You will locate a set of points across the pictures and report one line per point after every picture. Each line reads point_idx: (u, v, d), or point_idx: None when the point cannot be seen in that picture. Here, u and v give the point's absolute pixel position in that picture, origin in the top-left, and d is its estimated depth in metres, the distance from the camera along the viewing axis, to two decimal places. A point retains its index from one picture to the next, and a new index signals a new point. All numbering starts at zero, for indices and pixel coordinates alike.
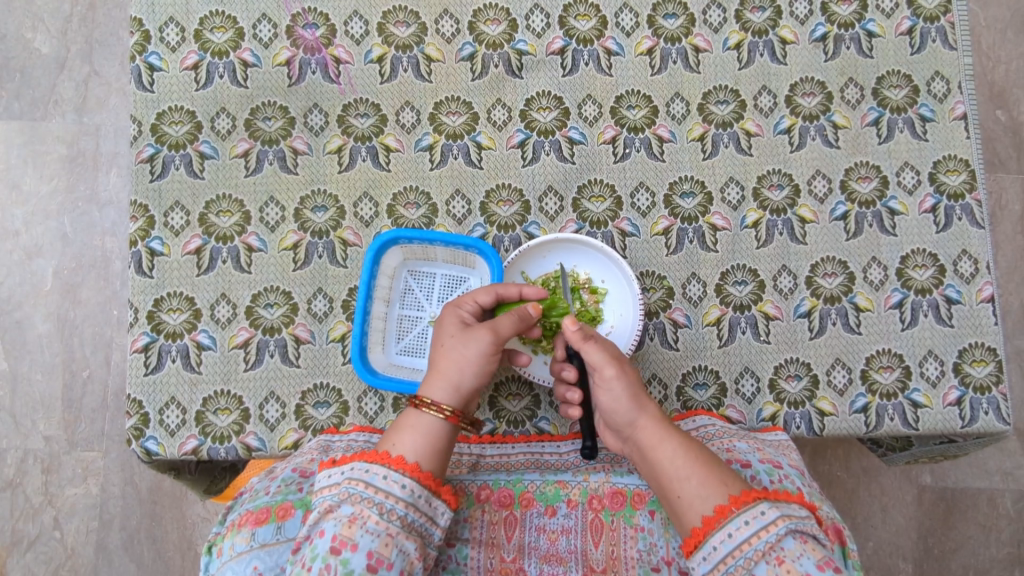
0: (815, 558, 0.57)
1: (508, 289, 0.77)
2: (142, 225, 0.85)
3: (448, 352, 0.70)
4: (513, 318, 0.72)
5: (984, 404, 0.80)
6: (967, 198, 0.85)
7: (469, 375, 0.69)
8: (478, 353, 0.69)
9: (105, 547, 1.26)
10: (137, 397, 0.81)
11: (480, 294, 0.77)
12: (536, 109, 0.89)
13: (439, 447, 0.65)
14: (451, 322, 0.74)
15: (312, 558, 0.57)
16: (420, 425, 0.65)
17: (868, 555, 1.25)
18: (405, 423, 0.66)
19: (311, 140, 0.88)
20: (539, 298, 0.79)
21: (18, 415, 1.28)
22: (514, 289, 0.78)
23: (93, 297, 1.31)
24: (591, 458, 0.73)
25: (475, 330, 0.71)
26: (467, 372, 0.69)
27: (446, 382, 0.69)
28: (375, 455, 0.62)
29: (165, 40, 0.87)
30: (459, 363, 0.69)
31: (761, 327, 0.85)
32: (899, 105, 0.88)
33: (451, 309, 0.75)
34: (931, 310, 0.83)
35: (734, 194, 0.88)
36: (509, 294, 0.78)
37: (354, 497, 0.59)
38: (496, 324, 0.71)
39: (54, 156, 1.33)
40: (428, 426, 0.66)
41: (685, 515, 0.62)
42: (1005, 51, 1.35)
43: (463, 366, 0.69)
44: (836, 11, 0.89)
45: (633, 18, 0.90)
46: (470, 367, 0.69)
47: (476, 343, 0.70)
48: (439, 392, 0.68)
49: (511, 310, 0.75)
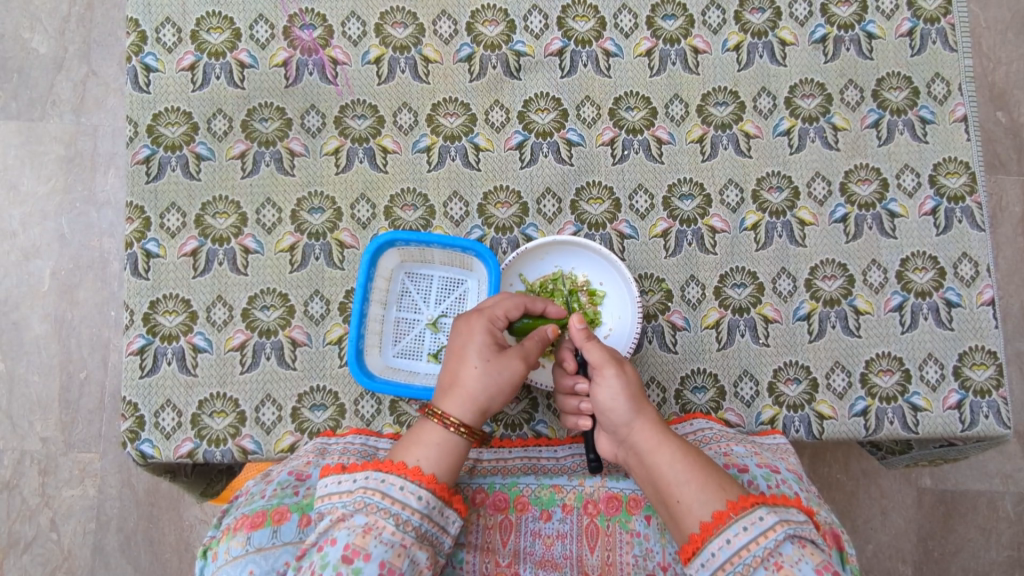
0: (813, 563, 0.56)
1: (534, 303, 0.77)
2: (137, 227, 0.84)
3: (481, 374, 0.69)
4: (539, 341, 0.74)
5: (984, 408, 0.80)
6: (966, 201, 0.84)
7: (497, 402, 0.69)
8: (512, 382, 0.70)
9: (102, 550, 1.26)
10: (133, 399, 0.81)
11: (511, 309, 0.75)
12: (533, 110, 0.89)
13: (457, 464, 0.65)
14: (484, 338, 0.71)
15: (322, 565, 0.56)
16: (442, 442, 0.65)
17: (867, 558, 1.24)
18: (424, 439, 0.65)
19: (308, 142, 0.88)
20: (558, 318, 0.79)
21: (15, 416, 1.28)
22: (540, 305, 0.78)
23: (91, 298, 1.30)
24: (597, 472, 0.73)
25: (510, 356, 0.70)
26: (496, 398, 0.69)
27: (475, 405, 0.68)
28: (392, 465, 0.62)
29: (161, 41, 0.87)
30: (491, 388, 0.69)
31: (760, 331, 0.84)
32: (899, 107, 0.88)
33: (483, 322, 0.72)
34: (930, 314, 0.83)
35: (733, 197, 0.87)
36: (534, 309, 0.77)
37: (370, 506, 0.59)
38: (527, 351, 0.72)
39: (52, 156, 1.32)
40: (450, 445, 0.65)
41: (683, 520, 0.61)
42: (1006, 52, 1.34)
43: (493, 392, 0.69)
44: (836, 13, 0.89)
45: (632, 19, 0.90)
46: (500, 395, 0.69)
47: (511, 372, 0.70)
48: (468, 415, 0.67)
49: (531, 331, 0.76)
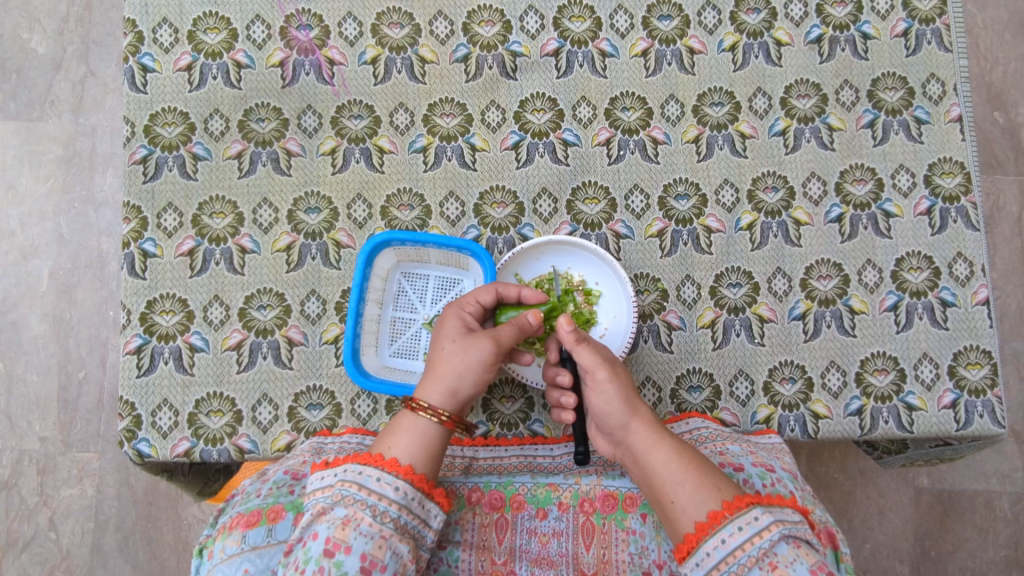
0: (808, 563, 0.56)
1: (507, 288, 0.78)
2: (134, 227, 0.85)
3: (449, 355, 0.69)
4: (515, 328, 0.72)
5: (978, 407, 0.80)
6: (961, 201, 0.85)
7: (468, 381, 0.69)
8: (480, 359, 0.69)
9: (100, 549, 1.26)
10: (130, 399, 0.81)
11: (482, 295, 0.77)
12: (530, 110, 0.89)
13: (433, 451, 0.65)
14: (453, 323, 0.73)
15: (305, 560, 0.56)
16: (414, 429, 0.65)
17: (865, 557, 1.25)
18: (399, 426, 0.65)
19: (304, 142, 0.88)
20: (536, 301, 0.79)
21: (13, 416, 1.28)
22: (514, 290, 0.78)
23: (89, 298, 1.31)
24: (581, 464, 0.74)
25: (478, 335, 0.70)
26: (466, 377, 0.69)
27: (443, 386, 0.68)
28: (369, 457, 0.62)
29: (158, 42, 0.87)
30: (457, 367, 0.69)
31: (755, 330, 0.85)
32: (894, 107, 0.88)
33: (453, 310, 0.75)
34: (925, 313, 0.83)
35: (729, 197, 0.88)
36: (509, 295, 0.78)
37: (348, 499, 0.59)
38: (499, 333, 0.71)
39: (50, 157, 1.32)
40: (423, 431, 0.65)
41: (678, 520, 0.61)
42: (1003, 53, 1.34)
43: (461, 372, 0.69)
44: (831, 13, 0.89)
45: (628, 20, 0.90)
46: (470, 374, 0.69)
47: (477, 350, 0.69)
48: (435, 395, 0.67)
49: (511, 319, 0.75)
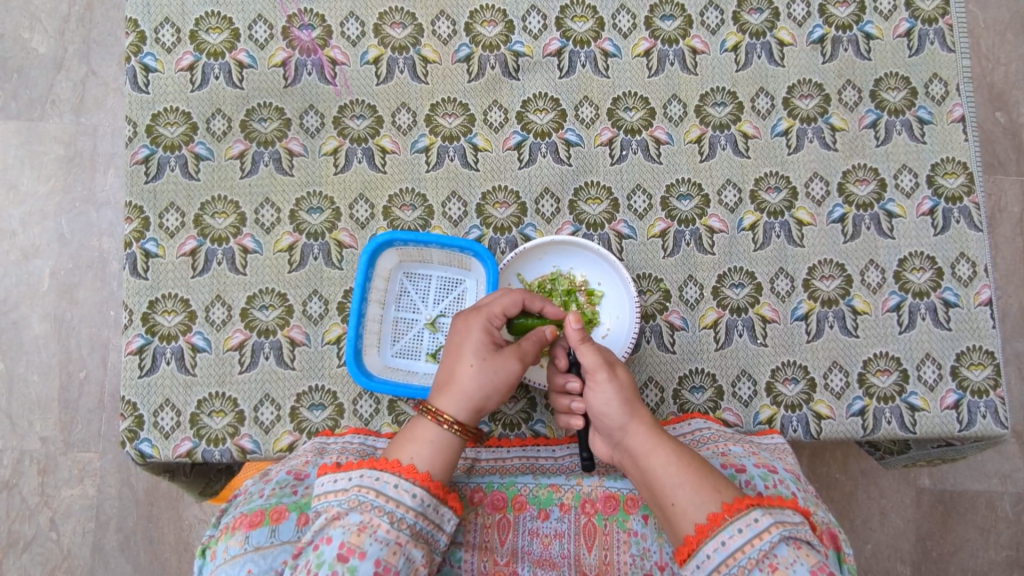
0: (808, 564, 0.56)
1: (533, 300, 0.76)
2: (137, 226, 0.85)
3: (478, 374, 0.69)
4: (536, 342, 0.74)
5: (981, 408, 0.80)
6: (964, 202, 0.85)
7: (493, 400, 0.70)
8: (508, 381, 0.70)
9: (101, 549, 1.26)
10: (133, 399, 0.81)
11: (510, 305, 0.74)
12: (532, 111, 0.89)
13: (452, 461, 0.65)
14: (479, 337, 0.71)
15: (318, 564, 0.56)
16: (436, 440, 0.65)
17: (866, 558, 1.25)
18: (418, 436, 0.65)
19: (307, 142, 0.88)
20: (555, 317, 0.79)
21: (14, 416, 1.28)
22: (538, 303, 0.76)
23: (90, 298, 1.31)
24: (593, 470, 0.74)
25: (506, 356, 0.70)
26: (492, 397, 0.69)
27: (472, 404, 0.68)
28: (386, 464, 0.62)
29: (160, 41, 0.87)
30: (487, 388, 0.69)
31: (758, 331, 0.85)
32: (897, 108, 0.88)
33: (480, 322, 0.72)
34: (928, 313, 0.83)
35: (731, 197, 0.88)
36: (532, 306, 0.76)
37: (364, 505, 0.59)
38: (523, 350, 0.72)
39: (51, 157, 1.32)
40: (443, 441, 0.65)
41: (678, 523, 0.61)
42: (1005, 53, 1.34)
43: (490, 393, 0.69)
44: (834, 13, 0.89)
45: (630, 20, 0.90)
46: (497, 394, 0.70)
47: (506, 372, 0.70)
48: (463, 413, 0.67)
49: (530, 334, 0.75)
